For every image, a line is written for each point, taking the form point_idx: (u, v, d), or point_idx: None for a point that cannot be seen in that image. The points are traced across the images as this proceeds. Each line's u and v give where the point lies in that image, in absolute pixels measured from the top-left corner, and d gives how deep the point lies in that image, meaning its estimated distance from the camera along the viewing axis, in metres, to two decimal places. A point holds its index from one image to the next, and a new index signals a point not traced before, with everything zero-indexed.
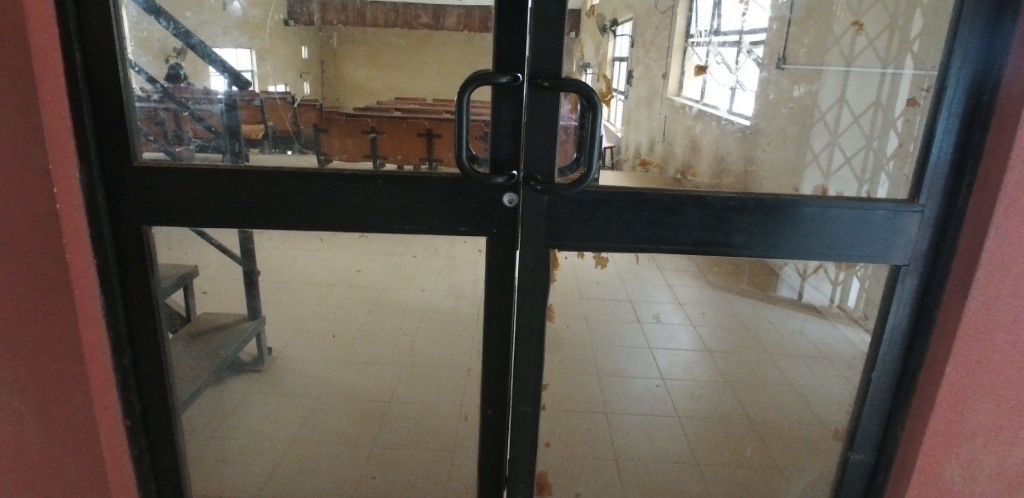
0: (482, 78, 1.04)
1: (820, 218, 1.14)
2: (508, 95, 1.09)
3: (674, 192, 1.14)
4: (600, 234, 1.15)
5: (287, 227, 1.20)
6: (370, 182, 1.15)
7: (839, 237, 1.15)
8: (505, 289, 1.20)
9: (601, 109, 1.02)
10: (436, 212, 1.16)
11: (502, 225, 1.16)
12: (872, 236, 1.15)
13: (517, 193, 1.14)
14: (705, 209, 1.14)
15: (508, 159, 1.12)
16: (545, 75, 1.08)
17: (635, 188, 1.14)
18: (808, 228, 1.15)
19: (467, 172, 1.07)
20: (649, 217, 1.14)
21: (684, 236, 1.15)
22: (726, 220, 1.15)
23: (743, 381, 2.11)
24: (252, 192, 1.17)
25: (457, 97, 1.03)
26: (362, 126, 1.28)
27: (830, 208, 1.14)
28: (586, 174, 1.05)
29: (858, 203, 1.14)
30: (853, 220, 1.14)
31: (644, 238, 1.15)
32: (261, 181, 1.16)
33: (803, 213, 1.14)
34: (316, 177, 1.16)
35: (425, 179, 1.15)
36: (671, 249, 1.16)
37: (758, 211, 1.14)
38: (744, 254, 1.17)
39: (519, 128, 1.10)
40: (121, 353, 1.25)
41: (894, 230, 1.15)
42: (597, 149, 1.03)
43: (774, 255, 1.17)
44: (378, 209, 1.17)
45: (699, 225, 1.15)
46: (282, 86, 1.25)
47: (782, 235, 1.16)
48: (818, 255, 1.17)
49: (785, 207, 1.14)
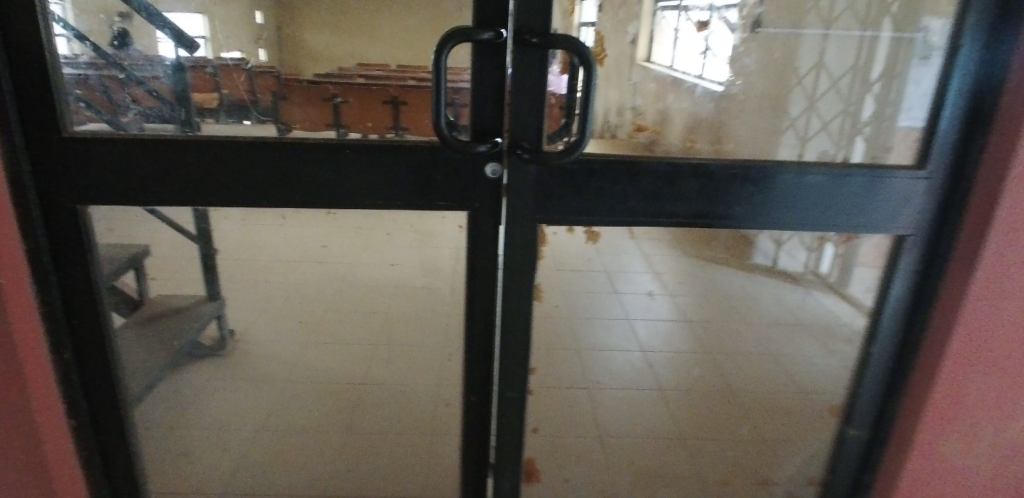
0: (464, 35, 0.92)
1: (801, 186, 1.07)
2: (491, 54, 0.98)
3: (673, 160, 1.05)
4: (592, 208, 1.06)
5: (246, 203, 1.07)
6: (335, 152, 1.04)
7: (829, 206, 1.09)
8: (489, 268, 1.11)
9: (596, 68, 0.91)
10: (409, 185, 1.05)
11: (484, 198, 1.06)
12: (860, 206, 1.09)
13: (500, 163, 1.03)
14: (704, 179, 1.06)
15: (491, 125, 1.02)
16: (534, 31, 0.96)
17: (631, 157, 1.05)
18: (787, 197, 1.08)
19: (448, 141, 0.96)
20: (647, 188, 1.05)
21: (681, 209, 1.07)
22: (726, 190, 1.07)
23: (726, 352, 2.06)
24: (200, 164, 1.04)
25: (435, 55, 0.92)
26: (322, 93, 1.15)
27: (813, 173, 1.07)
28: (579, 142, 0.95)
29: (833, 170, 1.07)
30: (840, 188, 1.08)
31: (639, 211, 1.07)
32: (211, 153, 1.04)
33: (780, 181, 1.07)
34: (276, 147, 1.04)
35: (394, 148, 1.03)
36: (670, 222, 1.08)
37: (758, 180, 1.06)
38: (742, 227, 1.10)
39: (504, 90, 1.00)
40: (62, 347, 1.12)
41: (886, 194, 1.08)
42: (592, 113, 0.93)
43: (769, 228, 1.10)
44: (345, 183, 1.06)
45: (698, 196, 1.07)
46: (236, 52, 1.10)
47: (773, 206, 1.08)
48: (807, 227, 1.10)
49: (777, 175, 1.06)
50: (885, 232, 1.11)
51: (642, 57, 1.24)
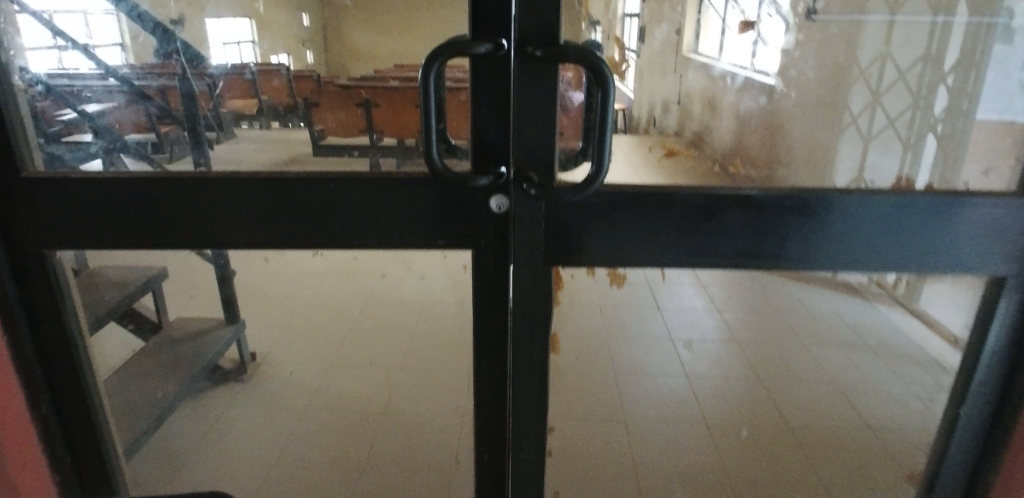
0: (457, 48, 0.77)
1: (864, 217, 0.88)
2: (492, 69, 0.83)
3: (711, 190, 0.88)
4: (615, 247, 0.90)
5: (224, 245, 0.96)
6: (316, 187, 0.91)
7: (894, 239, 0.90)
8: (496, 315, 0.97)
9: (614, 85, 0.74)
10: (403, 222, 0.92)
11: (489, 236, 0.91)
12: (941, 240, 0.89)
13: (507, 196, 0.88)
14: (749, 212, 0.88)
15: (494, 153, 0.87)
16: (541, 41, 0.81)
17: (660, 187, 0.88)
18: (846, 230, 0.89)
19: (443, 175, 0.82)
20: (680, 224, 0.89)
21: (722, 246, 0.90)
22: (776, 223, 0.89)
23: (775, 376, 1.89)
24: (172, 204, 0.93)
25: (421, 75, 0.78)
26: (354, 97, 1.00)
27: (876, 198, 0.87)
28: (595, 174, 0.78)
29: (903, 197, 0.87)
30: (905, 218, 0.88)
31: (670, 251, 0.90)
32: (182, 191, 0.93)
33: (837, 212, 0.88)
34: (251, 183, 0.92)
35: (383, 181, 0.90)
36: (708, 263, 0.91)
37: (812, 211, 0.88)
38: (795, 267, 0.92)
39: (508, 111, 0.85)
40: (40, 400, 1.04)
41: (964, 226, 0.88)
42: (609, 139, 0.76)
43: (824, 267, 0.92)
44: (330, 221, 0.93)
45: (744, 231, 0.89)
46: (283, 56, 0.96)
47: (830, 242, 0.90)
48: (873, 265, 0.91)
49: (831, 203, 0.88)
50: (963, 271, 0.91)
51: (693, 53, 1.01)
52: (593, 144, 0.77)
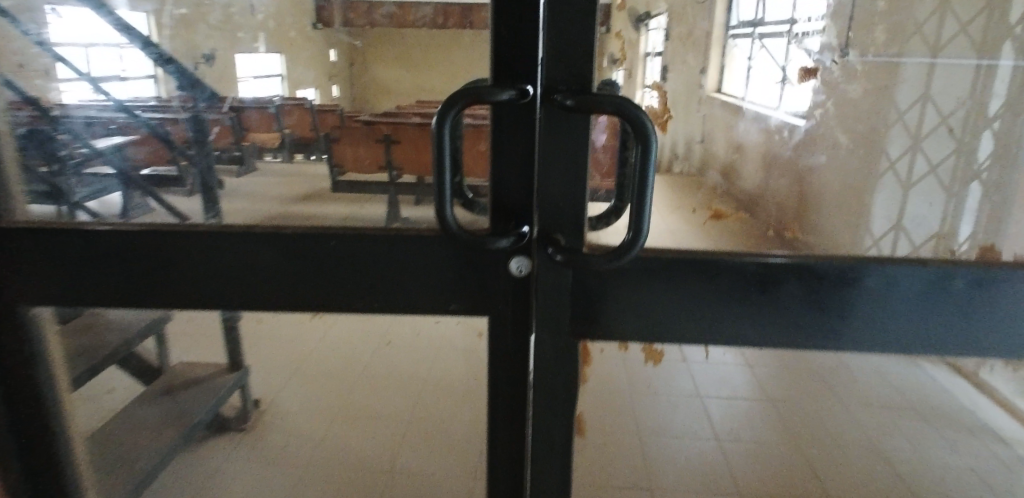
0: (476, 96, 0.68)
1: (918, 293, 0.77)
2: (514, 119, 0.73)
3: (752, 258, 0.77)
4: (641, 320, 0.80)
5: (212, 305, 0.87)
6: (315, 243, 0.82)
7: (940, 324, 0.78)
8: (514, 389, 0.86)
9: (655, 141, 0.64)
10: (411, 286, 0.82)
11: (507, 301, 0.81)
12: (1006, 323, 0.78)
13: (529, 259, 0.78)
14: (781, 289, 0.77)
15: (515, 212, 0.77)
16: (571, 89, 0.71)
17: (702, 253, 0.77)
18: (898, 308, 0.78)
19: (457, 236, 0.73)
20: (714, 296, 0.78)
21: (755, 326, 0.79)
22: (821, 299, 0.78)
23: (813, 440, 1.73)
24: (158, 260, 0.85)
25: (434, 127, 0.69)
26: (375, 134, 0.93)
27: (905, 278, 0.76)
28: (631, 241, 0.67)
29: (964, 271, 0.76)
30: (951, 301, 0.77)
31: (701, 326, 0.80)
32: (168, 247, 0.84)
33: (887, 287, 0.77)
34: (240, 238, 0.83)
35: (389, 240, 0.80)
36: (744, 341, 0.80)
37: (862, 285, 0.77)
38: (843, 350, 0.80)
39: (532, 164, 0.75)
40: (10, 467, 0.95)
41: (1010, 305, 0.77)
42: (649, 202, 0.66)
43: (875, 349, 0.80)
44: (330, 282, 0.83)
45: (787, 307, 0.78)
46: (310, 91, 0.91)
47: (879, 319, 0.78)
48: (930, 350, 0.79)
49: (860, 281, 0.77)
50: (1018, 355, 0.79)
51: (718, 90, 0.86)
52: (630, 207, 0.67)
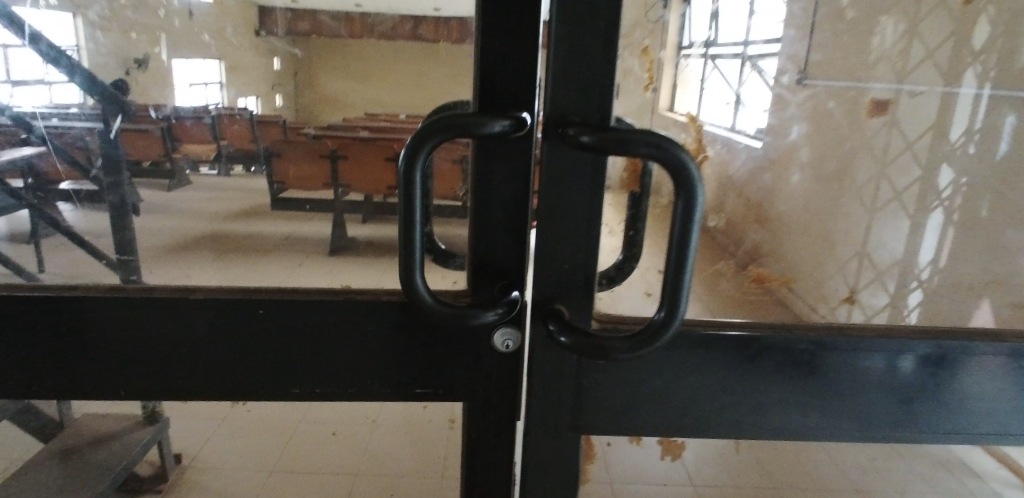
0: (458, 128, 0.51)
1: (870, 374, 0.63)
2: (504, 157, 0.57)
3: (712, 329, 0.61)
4: (589, 403, 0.64)
5: (100, 395, 0.64)
6: (241, 310, 0.62)
7: (915, 404, 0.64)
8: (498, 483, 0.68)
9: (701, 194, 0.48)
10: (367, 364, 0.63)
11: (491, 383, 0.64)
12: (966, 409, 0.65)
13: (520, 330, 0.62)
14: (737, 367, 0.62)
15: (502, 274, 0.60)
16: (579, 119, 0.55)
17: (734, 324, 0.62)
18: (848, 388, 0.63)
19: (431, 309, 0.56)
20: (654, 376, 0.63)
21: (705, 411, 0.64)
22: (764, 378, 0.63)
23: None
24: (19, 337, 0.61)
25: (404, 169, 0.51)
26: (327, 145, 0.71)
27: (875, 352, 0.62)
28: (663, 322, 0.52)
29: (918, 347, 0.62)
30: (900, 384, 0.63)
31: (631, 411, 0.64)
32: (32, 318, 0.61)
33: (834, 364, 0.63)
34: (136, 306, 0.61)
35: (339, 306, 0.62)
36: (668, 427, 0.65)
37: (812, 363, 0.62)
38: (776, 436, 0.65)
39: (527, 216, 0.59)
40: None
41: (997, 381, 0.64)
42: (690, 274, 0.50)
43: (814, 436, 0.65)
44: (260, 360, 0.63)
45: (724, 389, 0.63)
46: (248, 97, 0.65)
47: (824, 400, 0.64)
48: (877, 435, 0.65)
49: (827, 358, 0.62)
50: (1008, 441, 0.66)
51: (671, 111, 0.56)
52: (665, 276, 0.51)
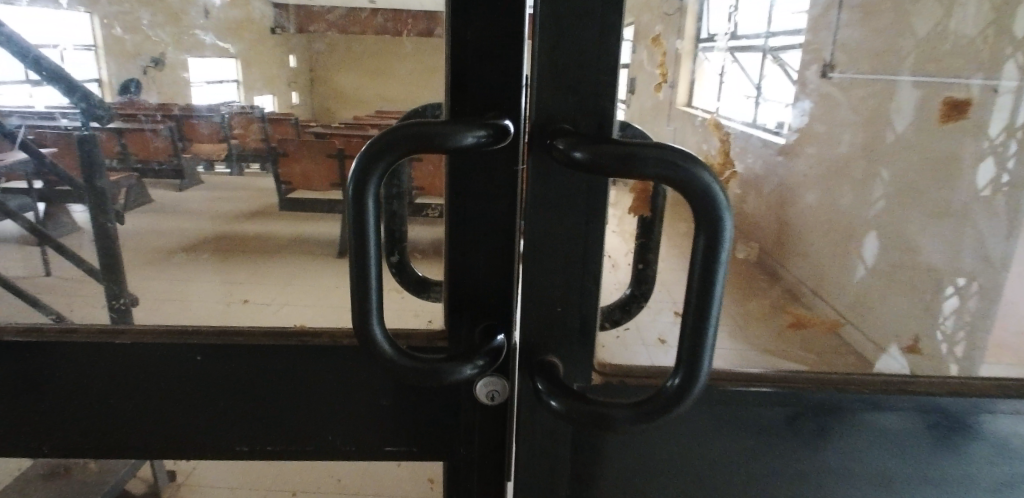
0: (420, 140, 0.41)
1: (905, 436, 0.53)
2: (483, 174, 0.46)
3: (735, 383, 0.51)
4: (589, 466, 0.54)
5: (24, 451, 0.55)
6: (178, 356, 0.52)
7: (932, 473, 0.54)
8: None
9: (728, 228, 0.37)
10: (329, 418, 0.54)
11: (476, 439, 0.54)
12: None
13: (507, 380, 0.51)
14: (738, 426, 0.52)
15: (484, 314, 0.50)
16: (573, 128, 0.45)
17: (759, 378, 0.51)
18: (878, 453, 0.53)
19: (393, 364, 0.45)
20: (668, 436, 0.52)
21: (718, 475, 0.54)
22: (780, 439, 0.53)
23: None
24: None
25: (354, 192, 0.41)
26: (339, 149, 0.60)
27: (895, 410, 0.52)
28: (680, 387, 0.41)
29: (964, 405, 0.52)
30: (946, 449, 0.53)
31: (628, 476, 0.54)
32: None
33: (862, 424, 0.52)
34: (55, 352, 0.52)
35: (294, 351, 0.52)
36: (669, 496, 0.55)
37: (837, 424, 0.52)
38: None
39: (514, 246, 0.48)
40: None
41: None
42: (715, 326, 0.39)
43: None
44: (205, 413, 0.54)
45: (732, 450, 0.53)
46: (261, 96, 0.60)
47: (850, 465, 0.54)
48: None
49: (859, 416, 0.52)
50: None
51: (688, 106, 0.44)
52: (680, 332, 0.40)
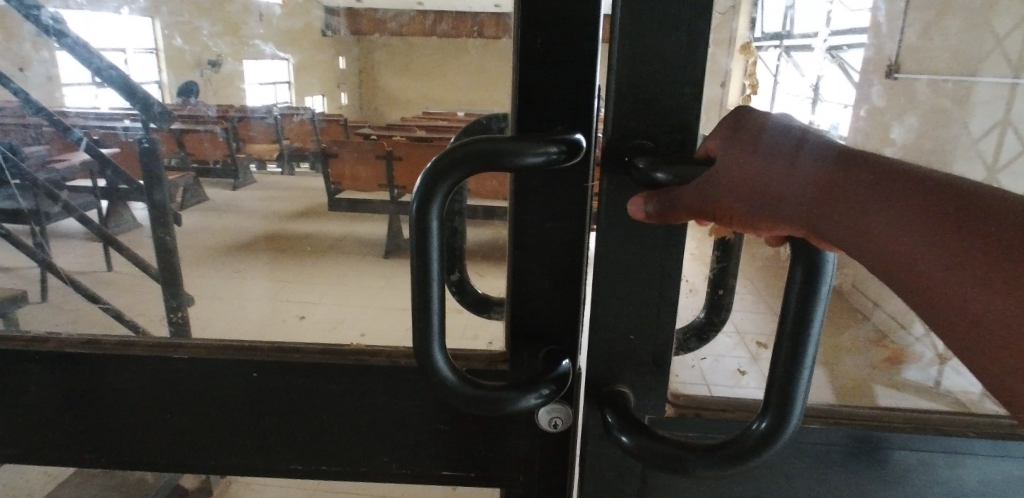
0: (490, 159, 0.38)
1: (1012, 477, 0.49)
2: (551, 191, 0.44)
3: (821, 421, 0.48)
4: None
5: (81, 463, 0.55)
6: (236, 372, 0.51)
7: None
8: None
9: (832, 262, 0.35)
10: (389, 439, 0.52)
11: (537, 466, 0.52)
12: None
13: (570, 407, 0.49)
14: (818, 469, 0.49)
15: (548, 338, 0.48)
16: (650, 146, 0.41)
17: (844, 414, 0.49)
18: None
19: (454, 394, 0.42)
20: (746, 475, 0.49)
21: None
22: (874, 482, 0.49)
23: None
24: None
25: (421, 213, 0.38)
26: None
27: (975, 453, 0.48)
28: (771, 432, 0.39)
29: None
30: None
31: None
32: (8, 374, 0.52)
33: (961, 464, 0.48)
34: (115, 365, 0.51)
35: (356, 371, 0.50)
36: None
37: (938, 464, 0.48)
38: None
39: (582, 268, 0.46)
40: None
41: None
42: (810, 362, 0.37)
43: None
44: (261, 430, 0.53)
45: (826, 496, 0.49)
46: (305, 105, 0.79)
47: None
48: None
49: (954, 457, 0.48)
50: None
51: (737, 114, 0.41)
52: (771, 369, 0.38)
